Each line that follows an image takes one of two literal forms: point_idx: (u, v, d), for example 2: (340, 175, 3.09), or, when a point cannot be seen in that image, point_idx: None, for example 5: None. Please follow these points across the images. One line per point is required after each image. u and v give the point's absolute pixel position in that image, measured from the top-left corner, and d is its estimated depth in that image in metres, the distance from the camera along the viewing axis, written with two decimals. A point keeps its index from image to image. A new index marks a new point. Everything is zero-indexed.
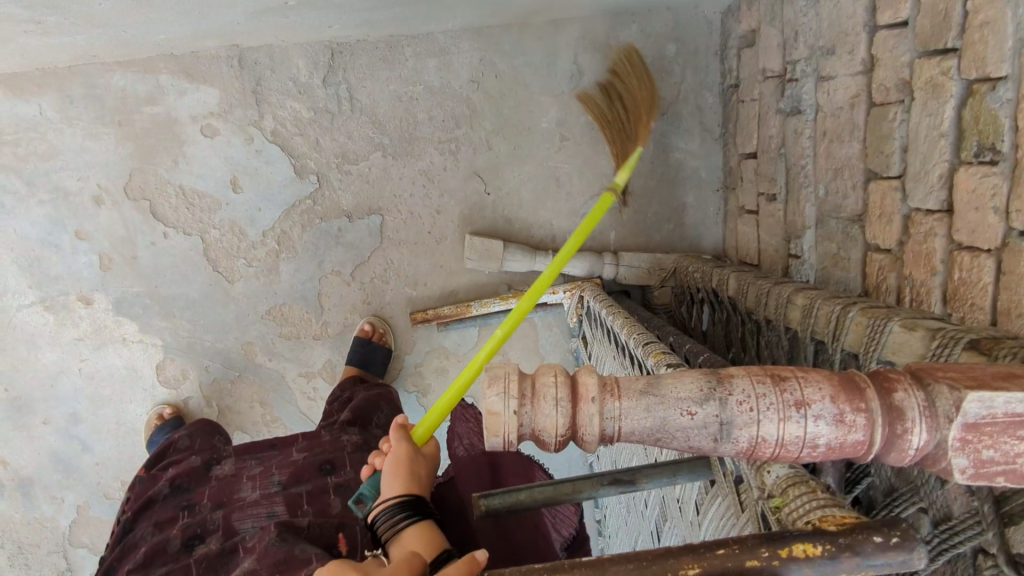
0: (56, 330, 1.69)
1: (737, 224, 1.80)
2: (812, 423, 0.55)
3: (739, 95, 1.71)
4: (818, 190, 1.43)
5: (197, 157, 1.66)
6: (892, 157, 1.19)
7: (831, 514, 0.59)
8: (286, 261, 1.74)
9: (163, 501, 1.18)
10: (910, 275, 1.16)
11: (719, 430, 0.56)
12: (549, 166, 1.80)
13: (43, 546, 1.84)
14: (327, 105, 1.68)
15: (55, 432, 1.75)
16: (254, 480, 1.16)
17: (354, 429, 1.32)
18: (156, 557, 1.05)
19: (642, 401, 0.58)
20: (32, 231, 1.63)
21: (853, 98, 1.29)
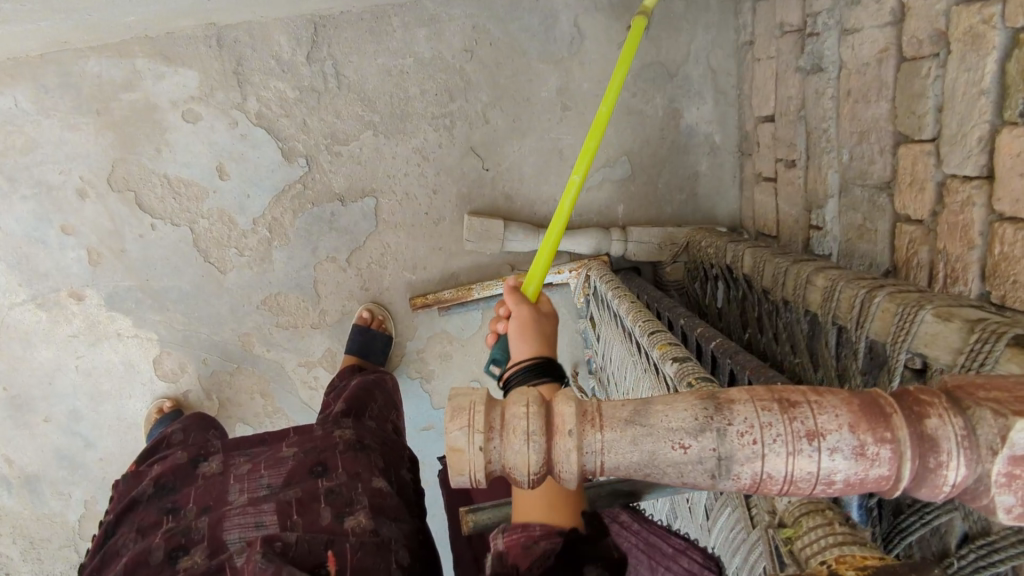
0: (50, 328, 1.66)
1: (754, 192, 1.68)
2: (826, 458, 0.46)
3: (755, 53, 1.58)
4: (841, 155, 1.31)
5: (180, 144, 1.59)
6: (925, 118, 1.06)
7: (850, 554, 0.50)
8: (279, 249, 1.68)
9: (147, 503, 0.99)
10: (944, 249, 1.05)
11: (717, 466, 0.48)
12: (551, 138, 1.69)
13: (54, 541, 1.84)
14: (313, 83, 1.59)
15: (57, 429, 1.73)
16: (243, 482, 0.98)
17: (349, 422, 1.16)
18: (134, 569, 0.87)
19: (627, 433, 0.49)
20: (17, 227, 1.59)
21: (881, 53, 1.16)
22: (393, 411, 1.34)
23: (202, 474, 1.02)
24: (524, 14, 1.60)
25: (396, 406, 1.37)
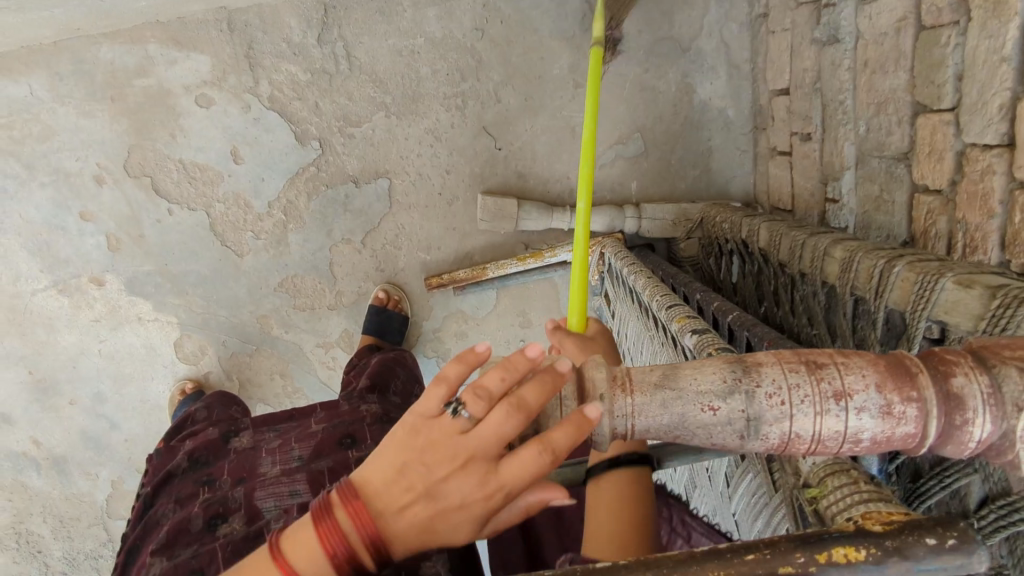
0: (72, 313, 1.68)
1: (768, 166, 1.68)
2: (853, 417, 0.47)
3: (770, 25, 1.56)
4: (858, 127, 1.30)
5: (194, 130, 1.59)
6: (945, 88, 1.06)
7: (876, 510, 0.51)
8: (294, 232, 1.69)
9: (182, 477, 1.01)
10: (963, 218, 1.05)
11: (746, 426, 0.49)
12: (564, 116, 1.69)
13: (83, 519, 1.86)
14: (324, 65, 1.58)
15: (82, 412, 1.76)
16: (274, 454, 0.99)
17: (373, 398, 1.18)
18: (174, 537, 0.86)
19: (657, 396, 0.50)
20: (37, 214, 1.60)
21: (900, 22, 1.15)
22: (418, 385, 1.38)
23: (235, 449, 1.04)
24: None
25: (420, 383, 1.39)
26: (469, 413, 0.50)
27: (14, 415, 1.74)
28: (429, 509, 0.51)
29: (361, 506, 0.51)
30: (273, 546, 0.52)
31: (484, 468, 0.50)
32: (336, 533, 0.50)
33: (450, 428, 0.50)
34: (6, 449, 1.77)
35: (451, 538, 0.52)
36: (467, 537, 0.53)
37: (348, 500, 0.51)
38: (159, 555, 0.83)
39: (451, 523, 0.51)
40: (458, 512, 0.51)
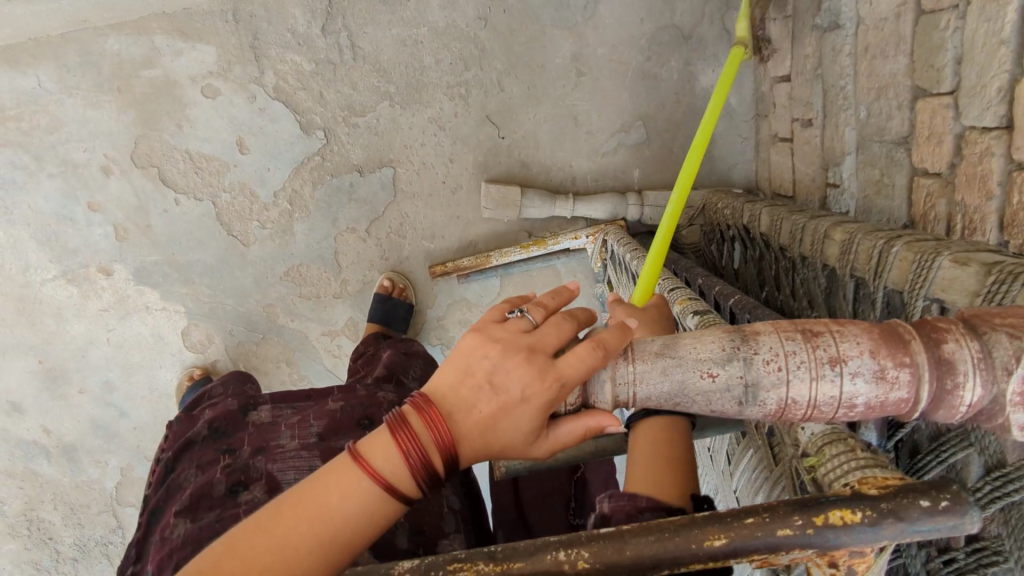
0: (81, 303, 1.69)
1: (770, 152, 1.69)
2: (848, 382, 0.48)
3: (771, 12, 1.57)
4: (859, 112, 1.32)
5: (200, 120, 1.61)
6: (944, 71, 1.07)
7: (872, 476, 0.52)
8: (300, 222, 1.71)
9: (203, 444, 1.04)
10: (961, 200, 1.06)
11: (744, 392, 0.49)
12: (566, 104, 1.70)
13: (93, 507, 1.87)
14: (329, 55, 1.60)
15: (91, 400, 1.76)
16: (292, 429, 1.01)
17: (389, 385, 1.21)
18: (198, 501, 0.90)
19: (658, 364, 0.51)
20: (45, 205, 1.62)
21: (899, 7, 1.16)
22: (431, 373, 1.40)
23: (253, 422, 1.06)
24: None
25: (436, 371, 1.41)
26: (531, 317, 0.52)
27: (24, 404, 1.74)
28: (496, 404, 0.48)
29: (434, 410, 0.48)
30: (345, 461, 0.47)
31: (545, 361, 0.49)
32: (413, 438, 0.47)
33: (512, 327, 0.51)
34: (16, 438, 1.77)
35: (519, 445, 0.49)
36: (536, 445, 0.49)
37: (421, 406, 0.48)
38: (182, 517, 0.88)
39: (519, 422, 0.48)
40: (525, 408, 0.48)
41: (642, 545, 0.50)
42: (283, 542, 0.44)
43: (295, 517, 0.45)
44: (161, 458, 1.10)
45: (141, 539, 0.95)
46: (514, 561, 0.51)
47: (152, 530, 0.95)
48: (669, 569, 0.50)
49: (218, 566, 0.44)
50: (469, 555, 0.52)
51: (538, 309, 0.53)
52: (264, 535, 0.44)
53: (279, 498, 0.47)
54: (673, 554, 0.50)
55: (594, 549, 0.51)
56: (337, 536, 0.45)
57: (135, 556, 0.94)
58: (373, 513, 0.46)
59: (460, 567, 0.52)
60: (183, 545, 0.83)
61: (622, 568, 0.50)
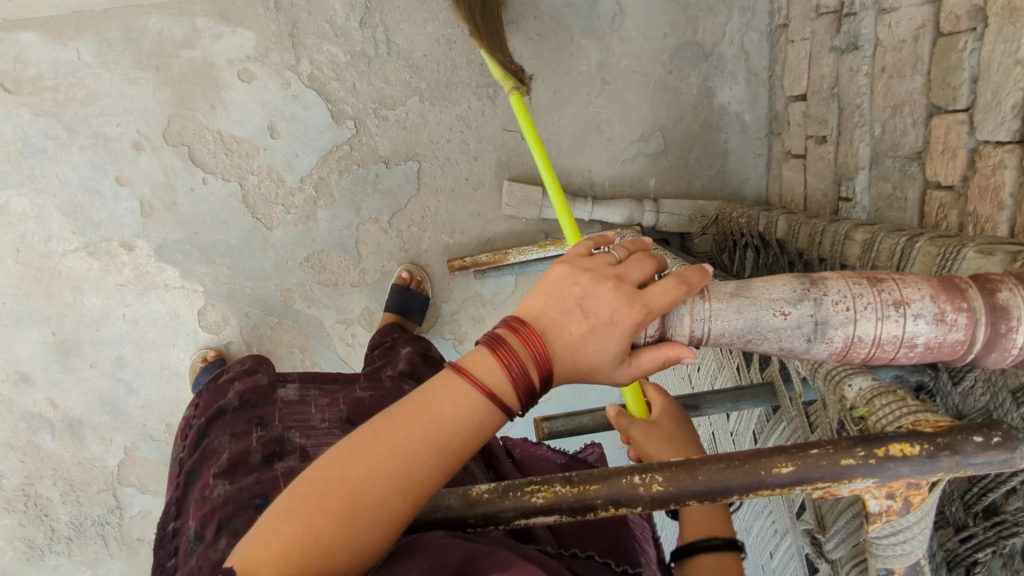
0: (101, 276, 1.70)
1: (782, 168, 1.77)
2: (910, 322, 0.52)
3: (789, 34, 1.65)
4: (874, 129, 1.38)
5: (235, 103, 1.65)
6: (960, 89, 1.13)
7: (925, 418, 0.56)
8: (324, 208, 1.74)
9: (232, 412, 0.95)
10: (973, 211, 1.13)
11: (813, 329, 0.53)
12: (589, 111, 1.77)
13: (93, 485, 1.82)
14: (364, 48, 1.65)
15: (102, 375, 1.75)
16: (324, 410, 0.95)
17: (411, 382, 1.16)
18: (233, 468, 0.83)
19: (733, 302, 0.53)
20: (74, 176, 1.63)
21: (918, 30, 1.22)
22: None
23: (282, 398, 0.98)
24: None
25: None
26: (617, 254, 0.54)
27: (32, 375, 1.72)
28: (587, 326, 0.49)
29: (530, 329, 0.49)
30: (450, 375, 0.49)
31: (631, 291, 0.50)
32: (510, 354, 0.48)
33: (600, 260, 0.53)
34: (21, 410, 1.74)
35: (604, 367, 0.50)
36: (618, 370, 0.51)
37: (516, 327, 0.50)
38: (222, 478, 0.81)
39: (605, 344, 0.50)
40: (613, 331, 0.49)
41: (713, 471, 0.52)
42: (400, 444, 0.46)
43: (409, 422, 0.46)
44: (189, 425, 1.01)
45: (177, 500, 0.86)
46: (589, 484, 0.53)
47: (189, 490, 0.86)
48: (737, 494, 0.52)
49: (345, 465, 0.45)
50: (545, 477, 0.54)
51: (621, 247, 0.55)
52: (384, 439, 0.46)
53: (390, 409, 0.49)
54: (742, 481, 0.52)
55: (666, 474, 0.53)
56: (450, 439, 0.47)
57: (167, 521, 0.85)
58: (479, 420, 0.48)
59: (537, 487, 0.53)
60: (225, 503, 0.76)
61: (694, 493, 0.52)
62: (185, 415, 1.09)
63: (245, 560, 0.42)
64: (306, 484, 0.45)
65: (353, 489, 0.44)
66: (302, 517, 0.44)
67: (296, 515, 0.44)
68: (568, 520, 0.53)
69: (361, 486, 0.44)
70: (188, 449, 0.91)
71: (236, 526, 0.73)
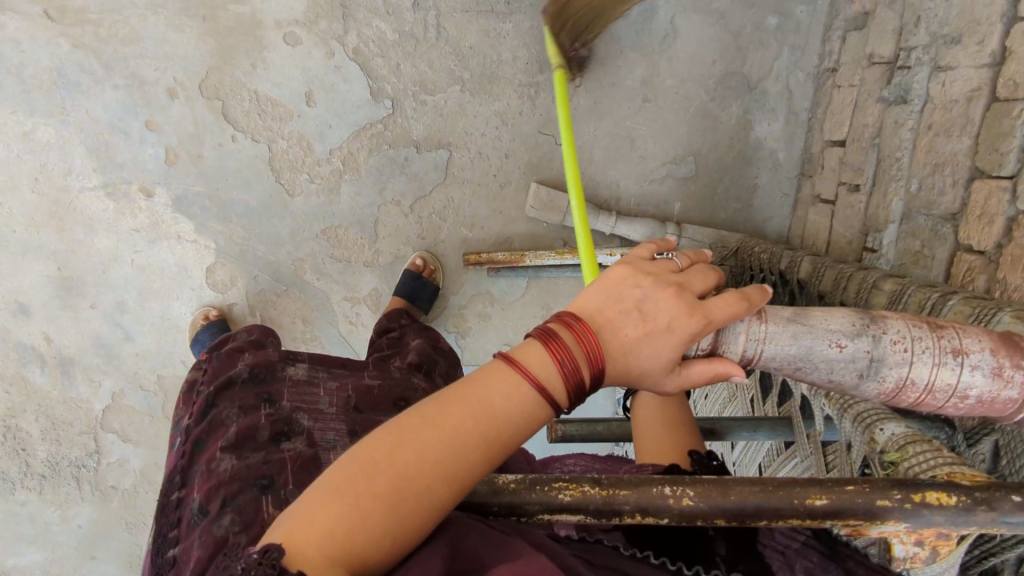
0: (115, 218, 1.68)
1: (808, 211, 1.77)
2: (967, 372, 0.51)
3: (837, 79, 1.65)
4: (910, 184, 1.37)
5: (276, 64, 1.63)
6: (1008, 156, 1.13)
7: (960, 470, 0.54)
8: (349, 182, 1.73)
9: (240, 383, 0.93)
10: (1003, 279, 1.12)
11: (867, 366, 0.52)
12: (626, 126, 1.77)
13: (75, 426, 1.79)
14: (413, 30, 1.64)
15: (101, 316, 1.73)
16: (332, 394, 0.93)
17: (419, 375, 1.13)
18: (239, 443, 0.81)
19: (789, 327, 0.53)
20: (103, 114, 1.61)
21: (972, 92, 1.21)
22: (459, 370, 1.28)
23: (290, 376, 0.96)
24: None
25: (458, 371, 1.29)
26: (680, 261, 0.54)
27: (30, 307, 1.70)
28: (643, 330, 0.49)
29: (584, 326, 0.49)
30: (501, 364, 0.49)
31: (691, 299, 0.50)
32: (564, 348, 0.48)
33: (662, 265, 0.53)
34: (14, 340, 1.71)
35: (654, 374, 0.50)
36: (668, 378, 0.51)
37: (571, 322, 0.49)
38: (228, 452, 0.79)
39: (659, 350, 0.49)
40: (668, 337, 0.49)
41: (745, 493, 0.52)
42: (451, 431, 0.46)
43: (461, 409, 0.46)
44: (195, 391, 0.99)
45: (182, 468, 0.84)
46: (619, 489, 0.53)
47: (195, 460, 0.84)
48: (767, 519, 0.52)
49: (394, 447, 0.45)
50: (575, 476, 0.54)
51: (684, 255, 0.55)
52: (433, 424, 0.46)
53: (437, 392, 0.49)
54: (774, 506, 0.51)
55: (698, 489, 0.52)
56: (500, 430, 0.47)
57: (170, 489, 0.82)
58: (529, 413, 0.48)
59: (565, 484, 0.54)
60: (231, 480, 0.75)
61: (724, 511, 0.52)
62: (188, 379, 1.07)
63: (288, 537, 0.42)
64: (352, 462, 0.45)
65: (402, 473, 0.44)
66: (348, 496, 0.43)
67: (343, 494, 0.43)
68: (593, 522, 0.53)
69: (409, 470, 0.44)
70: (195, 417, 0.88)
71: (241, 504, 0.72)
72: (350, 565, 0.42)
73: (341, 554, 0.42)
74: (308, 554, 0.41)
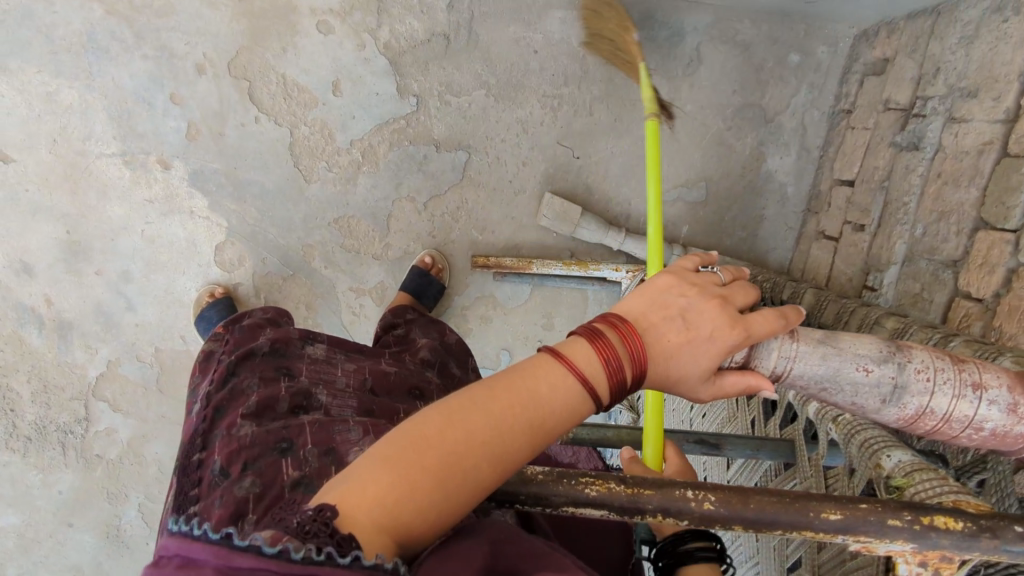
0: (130, 186, 1.68)
1: (811, 246, 1.81)
2: (984, 406, 0.56)
3: (851, 121, 1.70)
4: (915, 229, 1.41)
5: (307, 51, 1.65)
6: (1014, 211, 1.18)
7: (966, 499, 0.57)
8: (366, 175, 1.74)
9: (261, 356, 0.96)
10: (999, 327, 1.16)
11: (890, 391, 0.56)
12: (642, 146, 1.80)
13: (66, 391, 1.77)
14: (446, 31, 1.67)
15: (104, 284, 1.72)
16: (349, 375, 0.95)
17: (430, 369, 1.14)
18: (261, 412, 0.83)
19: (819, 349, 0.56)
20: (129, 83, 1.62)
21: (984, 146, 1.26)
22: (469, 365, 1.28)
23: (310, 354, 0.98)
24: (654, 26, 1.70)
25: (467, 365, 1.29)
26: (722, 276, 0.57)
27: (35, 267, 1.69)
28: (685, 336, 0.53)
29: (629, 327, 0.53)
30: (549, 358, 0.52)
31: (732, 313, 0.54)
32: (610, 347, 0.52)
33: (705, 278, 0.57)
34: (15, 299, 1.70)
35: (691, 380, 0.53)
36: (703, 387, 0.54)
37: (618, 323, 0.53)
38: (250, 419, 0.81)
39: (699, 357, 0.53)
40: (709, 346, 0.53)
41: (764, 502, 0.54)
42: (498, 417, 0.49)
43: (509, 397, 0.50)
44: (215, 361, 1.01)
45: (203, 432, 0.85)
46: (643, 488, 0.55)
47: (216, 425, 0.85)
48: (783, 530, 0.54)
49: (443, 427, 0.49)
50: (601, 473, 0.56)
51: (726, 270, 0.59)
52: (483, 408, 0.50)
53: (488, 378, 0.52)
54: (791, 517, 0.53)
55: (719, 495, 0.54)
56: (544, 420, 0.50)
57: (190, 451, 0.83)
58: (571, 407, 0.51)
59: (591, 480, 0.55)
60: (252, 445, 0.77)
61: (743, 518, 0.54)
62: (206, 349, 1.09)
63: (342, 499, 0.45)
64: (403, 437, 0.49)
65: (449, 451, 0.48)
66: (399, 467, 0.47)
67: (396, 465, 0.47)
68: (615, 518, 0.55)
69: (458, 448, 0.48)
70: (216, 383, 0.90)
71: (261, 467, 0.73)
72: (396, 532, 0.46)
73: (389, 521, 0.45)
74: (360, 517, 0.45)
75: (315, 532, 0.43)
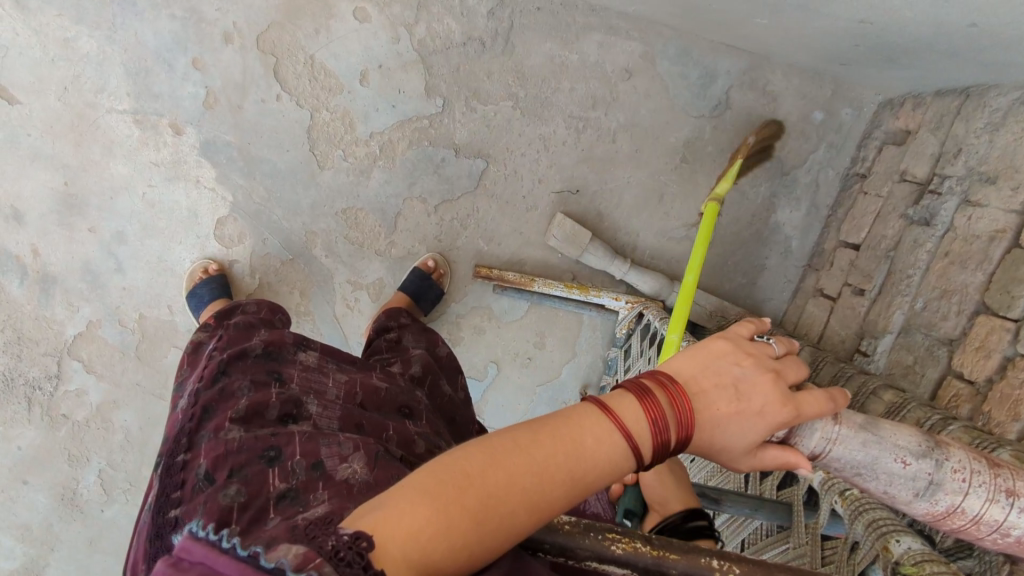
0: (138, 146, 1.63)
1: (808, 302, 1.83)
2: (1014, 512, 0.60)
3: (864, 186, 1.73)
4: (915, 302, 1.44)
5: (339, 36, 1.62)
6: (1018, 300, 1.20)
7: None
8: (380, 169, 1.72)
9: (253, 359, 0.93)
10: (988, 412, 1.18)
11: (925, 486, 0.59)
12: (659, 180, 1.81)
13: (40, 345, 1.71)
14: (483, 37, 1.65)
15: (97, 242, 1.67)
16: (342, 386, 0.92)
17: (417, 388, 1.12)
18: (250, 418, 0.81)
19: (861, 434, 0.58)
20: (152, 41, 1.57)
21: (996, 233, 1.28)
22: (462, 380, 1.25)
23: (303, 361, 0.95)
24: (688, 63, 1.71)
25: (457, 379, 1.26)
26: (777, 349, 0.57)
27: (26, 215, 1.63)
28: (735, 407, 0.53)
29: (679, 389, 0.52)
30: (594, 409, 0.52)
31: (783, 390, 0.54)
32: (657, 408, 0.51)
33: (760, 349, 0.57)
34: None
35: (734, 451, 0.53)
36: (744, 459, 0.54)
37: (668, 383, 0.52)
38: (240, 424, 0.79)
39: (746, 431, 0.53)
40: (758, 421, 0.53)
41: None
42: (539, 464, 0.48)
43: (553, 445, 0.49)
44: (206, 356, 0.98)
45: (190, 433, 0.82)
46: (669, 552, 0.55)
47: (203, 426, 0.82)
48: None
49: (483, 466, 0.48)
50: (626, 531, 0.56)
51: (782, 342, 0.58)
52: (525, 453, 0.49)
53: (530, 422, 0.51)
54: None
55: (743, 567, 0.54)
56: (584, 472, 0.49)
57: (175, 451, 0.80)
58: (614, 463, 0.50)
59: (618, 537, 0.55)
60: (240, 451, 0.74)
61: None
62: (195, 345, 1.06)
63: (376, 529, 0.44)
64: (441, 473, 0.47)
65: (487, 493, 0.47)
66: (435, 505, 0.46)
67: (432, 502, 0.46)
68: None
69: (497, 492, 0.47)
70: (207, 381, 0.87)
71: (248, 476, 0.70)
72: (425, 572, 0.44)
73: (420, 558, 0.44)
74: (393, 552, 0.43)
75: (349, 561, 0.41)
